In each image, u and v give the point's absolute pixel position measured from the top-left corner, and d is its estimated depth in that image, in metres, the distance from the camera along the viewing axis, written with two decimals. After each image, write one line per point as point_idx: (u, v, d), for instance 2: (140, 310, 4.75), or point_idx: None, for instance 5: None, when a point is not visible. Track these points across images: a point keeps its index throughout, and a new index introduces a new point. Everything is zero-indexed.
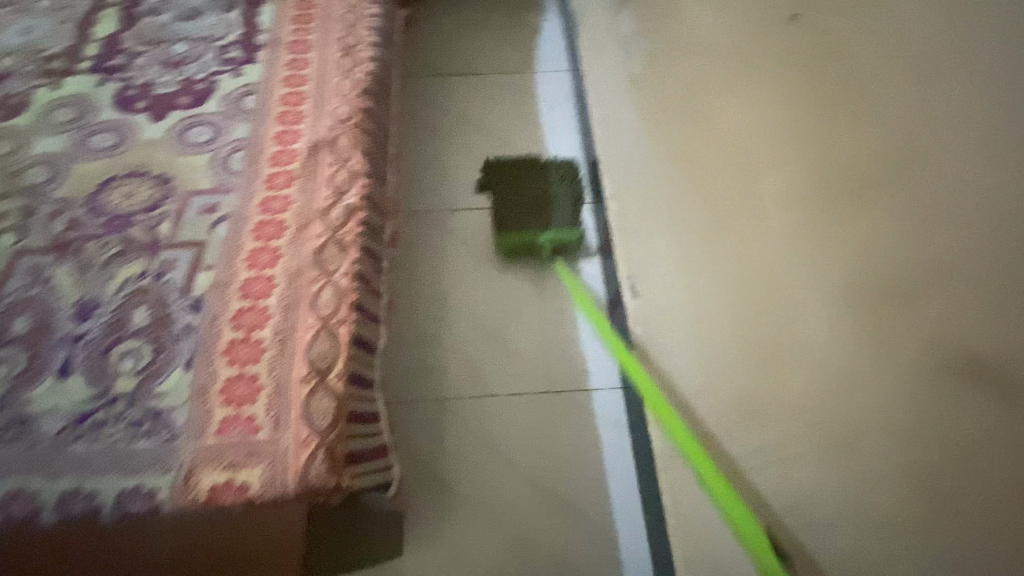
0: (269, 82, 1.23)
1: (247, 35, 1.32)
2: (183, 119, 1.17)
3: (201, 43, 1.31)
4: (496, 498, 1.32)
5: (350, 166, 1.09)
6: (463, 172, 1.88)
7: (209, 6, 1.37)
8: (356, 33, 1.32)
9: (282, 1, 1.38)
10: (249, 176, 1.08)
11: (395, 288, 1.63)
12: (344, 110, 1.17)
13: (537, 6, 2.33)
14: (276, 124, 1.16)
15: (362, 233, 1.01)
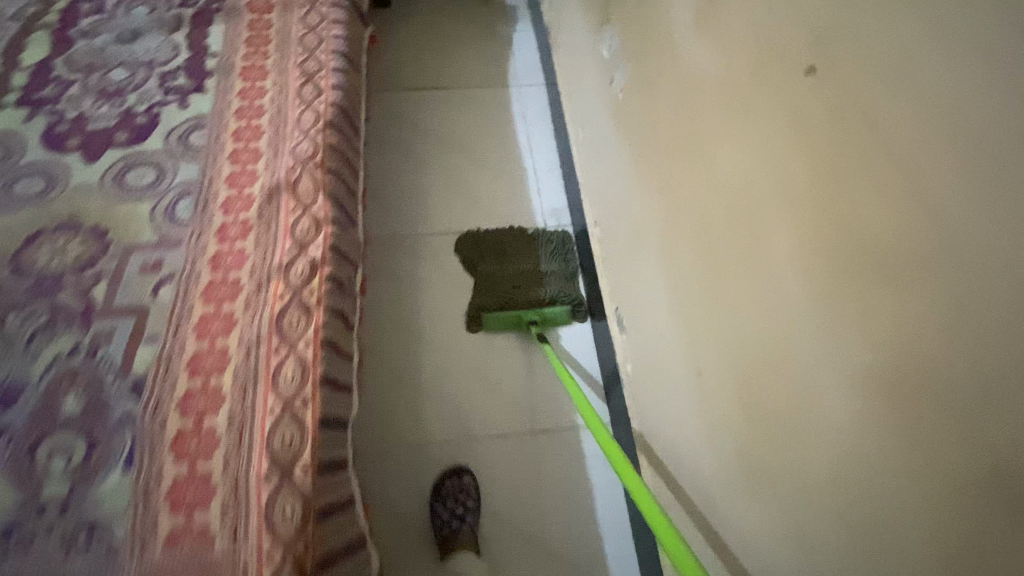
0: (220, 113, 1.11)
1: (196, 60, 1.19)
2: (121, 160, 1.03)
3: (143, 69, 1.17)
4: (482, 552, 1.26)
5: (314, 212, 0.98)
6: (438, 200, 1.80)
7: (153, 27, 1.23)
8: (317, 58, 1.21)
9: (233, 20, 1.26)
10: (198, 227, 0.95)
11: (368, 321, 1.54)
12: (306, 146, 1.05)
13: (507, 20, 2.37)
14: (229, 164, 1.04)
15: (329, 292, 0.91)
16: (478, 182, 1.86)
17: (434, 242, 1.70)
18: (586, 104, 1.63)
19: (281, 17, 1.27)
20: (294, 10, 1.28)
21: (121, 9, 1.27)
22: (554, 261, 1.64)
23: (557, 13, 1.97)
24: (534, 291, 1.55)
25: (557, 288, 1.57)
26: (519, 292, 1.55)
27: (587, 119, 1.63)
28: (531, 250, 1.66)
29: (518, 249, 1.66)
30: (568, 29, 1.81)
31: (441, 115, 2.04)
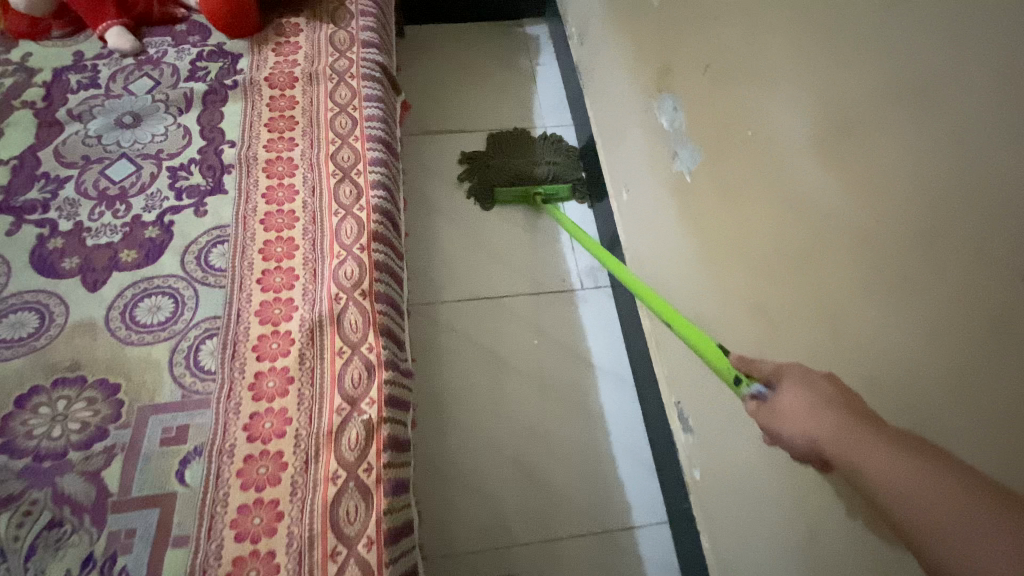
0: (245, 218, 0.95)
1: (210, 148, 1.03)
2: (131, 285, 0.88)
3: (150, 162, 1.01)
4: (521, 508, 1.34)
5: (363, 353, 0.82)
6: (466, 264, 1.69)
7: (158, 108, 1.07)
8: (352, 146, 1.06)
9: (252, 98, 1.10)
10: (227, 380, 0.79)
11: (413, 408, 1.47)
12: (350, 267, 0.89)
13: (527, 50, 2.22)
14: (260, 290, 0.88)
15: (388, 464, 0.76)
16: (506, 241, 1.73)
17: (469, 316, 1.61)
18: (631, 164, 1.49)
19: (307, 94, 1.12)
20: (320, 85, 1.13)
21: (119, 83, 1.11)
22: (551, 149, 1.88)
23: (587, 53, 1.82)
24: (534, 170, 1.80)
25: (556, 170, 1.81)
26: (525, 171, 1.79)
27: (633, 180, 1.48)
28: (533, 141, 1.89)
29: (523, 141, 1.90)
30: (604, 76, 1.65)
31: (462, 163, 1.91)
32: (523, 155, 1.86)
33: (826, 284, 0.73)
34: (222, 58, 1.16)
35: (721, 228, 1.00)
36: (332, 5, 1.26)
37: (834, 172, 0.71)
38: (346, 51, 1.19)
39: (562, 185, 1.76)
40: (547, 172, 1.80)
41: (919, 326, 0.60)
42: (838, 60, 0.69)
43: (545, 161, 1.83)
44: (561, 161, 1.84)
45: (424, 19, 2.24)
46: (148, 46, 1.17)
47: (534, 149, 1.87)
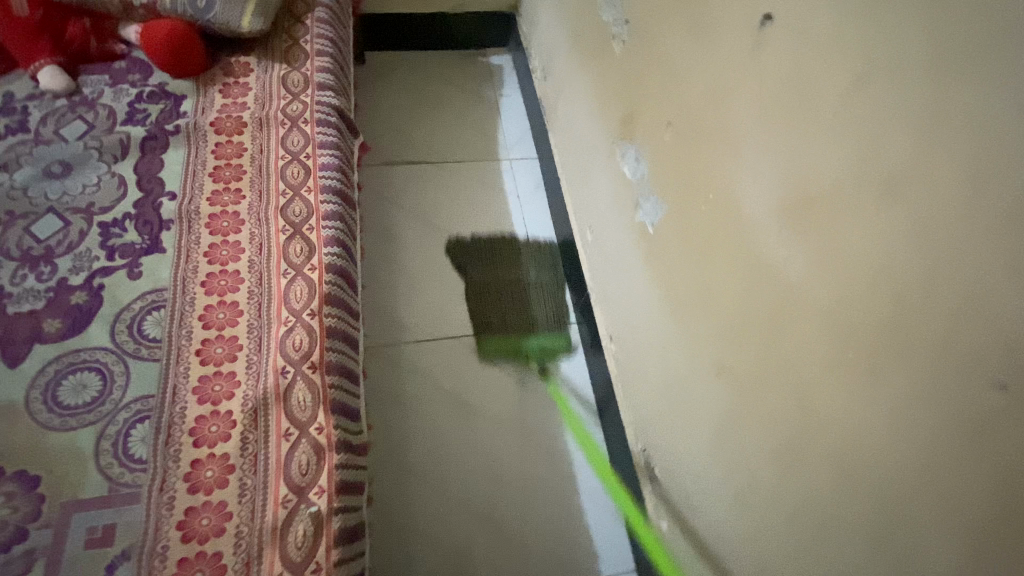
0: (184, 280, 0.88)
1: (148, 201, 0.96)
2: (54, 360, 0.79)
3: (80, 217, 0.93)
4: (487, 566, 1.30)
5: (312, 435, 0.77)
6: (432, 306, 1.65)
7: (91, 155, 0.99)
8: (304, 199, 1.00)
9: (196, 145, 1.03)
10: (161, 470, 0.73)
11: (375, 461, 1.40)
12: (298, 337, 0.83)
13: (491, 80, 2.20)
14: (199, 364, 0.81)
15: (339, 561, 0.71)
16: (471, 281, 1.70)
17: (434, 359, 1.56)
18: (595, 206, 1.48)
19: (257, 141, 1.06)
20: (271, 130, 1.07)
21: (49, 128, 1.02)
22: (542, 283, 1.71)
23: (553, 89, 1.81)
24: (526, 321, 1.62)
25: (550, 318, 1.64)
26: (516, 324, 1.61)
27: (597, 222, 1.47)
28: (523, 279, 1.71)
29: (508, 277, 1.71)
30: (569, 116, 1.65)
31: (426, 198, 1.86)
32: (515, 296, 1.67)
33: (797, 353, 0.72)
34: (164, 99, 1.09)
35: (687, 281, 0.99)
36: (285, 43, 1.20)
37: (804, 244, 0.70)
38: (300, 93, 1.13)
39: (562, 341, 1.59)
40: (541, 321, 1.63)
41: (900, 415, 0.58)
42: (804, 135, 0.69)
43: (539, 303, 1.66)
44: (555, 302, 1.67)
45: (387, 47, 2.20)
46: (83, 86, 1.09)
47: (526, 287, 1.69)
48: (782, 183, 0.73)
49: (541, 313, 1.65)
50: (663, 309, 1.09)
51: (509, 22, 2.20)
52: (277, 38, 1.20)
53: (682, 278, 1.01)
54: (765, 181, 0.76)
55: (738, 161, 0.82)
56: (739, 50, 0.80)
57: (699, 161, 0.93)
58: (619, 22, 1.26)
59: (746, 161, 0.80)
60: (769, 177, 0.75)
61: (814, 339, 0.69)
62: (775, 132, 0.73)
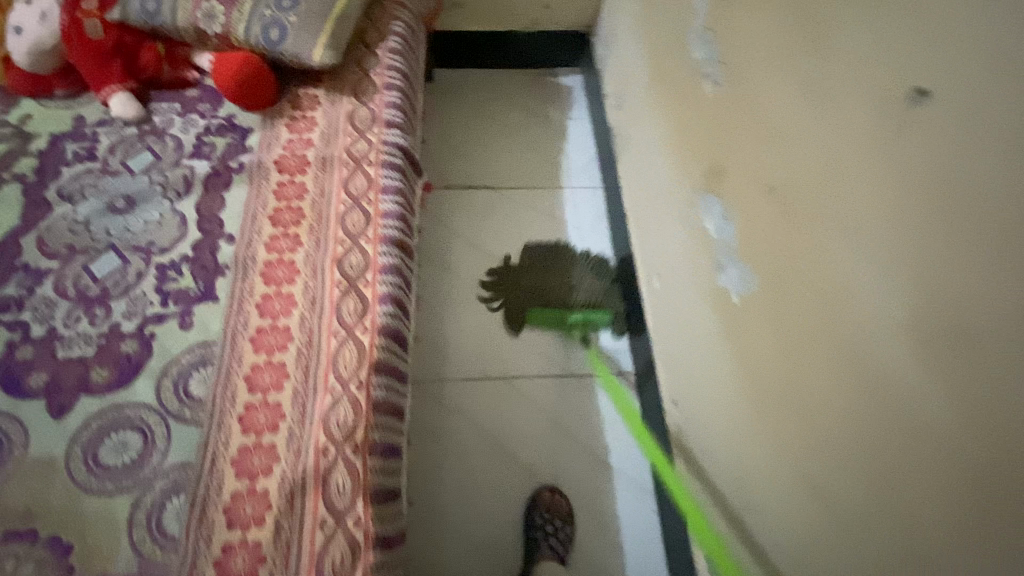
0: (233, 335, 0.84)
1: (205, 243, 0.93)
2: (98, 414, 0.77)
3: (138, 256, 0.91)
4: None
5: (348, 528, 0.70)
6: (484, 342, 1.59)
7: (154, 191, 0.97)
8: (362, 249, 0.94)
9: (258, 184, 1.00)
10: (191, 553, 0.68)
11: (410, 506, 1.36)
12: (342, 410, 0.77)
13: (560, 101, 2.11)
14: (239, 432, 0.76)
15: None
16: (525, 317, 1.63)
17: (482, 402, 1.50)
18: (667, 257, 1.36)
19: (319, 182, 1.01)
20: (334, 172, 1.03)
21: (118, 158, 1.01)
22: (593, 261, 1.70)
23: (627, 118, 1.69)
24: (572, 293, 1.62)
25: (596, 292, 1.61)
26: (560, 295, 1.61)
27: (667, 274, 1.36)
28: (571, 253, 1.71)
29: (556, 252, 1.71)
30: (643, 152, 1.54)
31: (484, 224, 1.80)
32: (561, 270, 1.67)
33: (908, 505, 0.52)
34: (230, 132, 1.06)
35: (767, 352, 0.78)
36: (355, 75, 1.16)
37: (930, 359, 0.50)
38: (366, 131, 1.08)
39: (603, 312, 1.57)
40: (585, 294, 1.61)
41: None
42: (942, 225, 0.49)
43: (582, 278, 1.65)
44: (601, 280, 1.65)
45: (457, 63, 2.14)
46: (154, 114, 1.08)
47: (573, 263, 1.68)
48: (896, 272, 0.54)
49: (586, 288, 1.63)
50: (725, 395, 0.92)
51: (583, 41, 2.10)
52: (348, 70, 1.16)
53: (749, 361, 0.84)
54: (869, 268, 0.57)
55: (829, 236, 0.64)
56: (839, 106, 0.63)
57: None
58: (711, 61, 1.13)
59: (840, 241, 0.62)
60: (875, 268, 0.57)
61: (942, 504, 0.48)
62: (885, 210, 0.55)
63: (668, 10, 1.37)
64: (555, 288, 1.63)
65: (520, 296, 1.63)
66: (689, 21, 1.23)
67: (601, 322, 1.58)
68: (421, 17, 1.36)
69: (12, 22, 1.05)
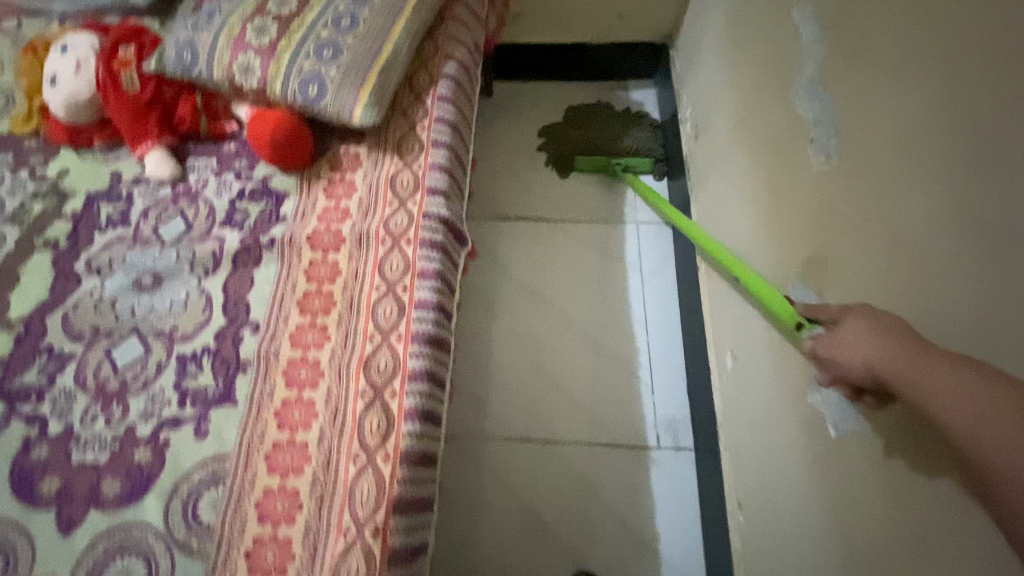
0: (248, 448, 0.77)
1: (229, 332, 0.86)
2: (105, 536, 0.72)
3: (161, 343, 0.85)
4: None
5: None
6: (529, 397, 1.48)
7: (183, 267, 0.91)
8: (392, 348, 0.83)
9: (290, 261, 0.91)
10: None
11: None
12: (355, 564, 0.68)
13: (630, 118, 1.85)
14: (246, 572, 0.70)
15: None
16: (575, 371, 1.50)
17: (523, 466, 1.40)
18: (746, 331, 1.18)
19: (354, 261, 0.91)
20: (370, 249, 0.93)
21: (150, 224, 0.96)
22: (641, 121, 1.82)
23: (705, 154, 1.49)
24: (617, 141, 1.77)
25: (641, 142, 1.77)
26: (607, 144, 1.77)
27: (743, 354, 1.18)
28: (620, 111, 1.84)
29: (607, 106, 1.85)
30: (723, 199, 1.34)
31: (535, 260, 1.66)
32: (610, 121, 1.82)
33: None
34: (265, 197, 0.98)
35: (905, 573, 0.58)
36: (401, 129, 1.04)
37: None
38: (408, 200, 0.97)
39: (645, 161, 1.73)
40: (630, 145, 1.77)
41: None
42: None
43: (629, 130, 1.79)
44: (647, 134, 1.78)
45: (516, 74, 1.94)
46: (190, 172, 1.01)
47: (621, 117, 1.82)
48: None
49: (631, 138, 1.78)
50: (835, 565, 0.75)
51: (658, 54, 1.87)
52: (392, 123, 1.05)
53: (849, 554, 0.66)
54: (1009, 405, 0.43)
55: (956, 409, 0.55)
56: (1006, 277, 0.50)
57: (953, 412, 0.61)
58: (821, 124, 0.92)
59: None
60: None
61: None
62: None
63: (762, 40, 1.16)
64: (604, 138, 1.78)
65: (571, 141, 1.80)
66: (792, 68, 1.02)
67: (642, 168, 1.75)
68: (477, 52, 1.22)
69: (49, 72, 1.02)
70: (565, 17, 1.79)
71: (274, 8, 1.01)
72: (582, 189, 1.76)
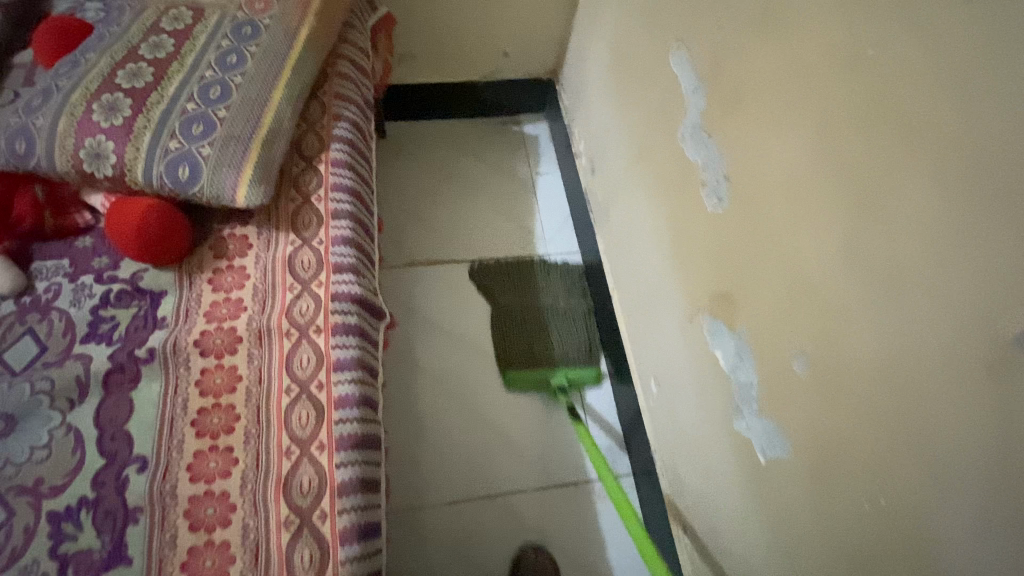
0: None
1: (109, 474, 0.72)
2: None
3: (25, 503, 0.70)
4: None
5: None
6: (466, 452, 1.42)
7: (38, 400, 0.76)
8: (314, 459, 0.75)
9: (179, 372, 0.80)
10: None
11: None
12: None
13: (529, 155, 1.89)
14: None
15: None
16: (508, 416, 1.47)
17: (467, 527, 1.34)
18: (666, 357, 1.21)
19: (257, 362, 0.82)
20: (273, 346, 0.83)
21: None
22: (570, 312, 1.59)
23: (604, 185, 1.54)
24: (553, 349, 1.52)
25: (579, 349, 1.52)
26: (541, 352, 1.51)
27: (666, 379, 1.21)
28: (550, 304, 1.59)
29: (535, 300, 1.61)
30: (628, 229, 1.38)
31: (456, 307, 1.61)
32: (537, 320, 1.57)
33: None
34: (138, 300, 0.85)
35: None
36: (293, 203, 0.96)
37: None
38: (311, 282, 0.89)
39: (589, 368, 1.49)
40: (564, 351, 1.51)
41: None
42: None
43: (560, 331, 1.54)
44: (580, 330, 1.55)
45: (411, 115, 1.90)
46: (37, 279, 0.85)
47: (547, 311, 1.58)
48: None
49: (564, 342, 1.53)
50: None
51: (546, 87, 1.91)
52: (283, 197, 0.96)
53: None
54: None
55: (886, 398, 0.64)
56: (915, 289, 0.60)
57: (867, 432, 0.67)
58: (711, 168, 0.97)
59: None
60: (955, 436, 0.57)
61: None
62: None
63: (646, 83, 1.20)
64: (537, 347, 1.52)
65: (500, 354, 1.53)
66: (677, 112, 1.08)
67: (586, 380, 1.49)
68: (370, 109, 1.16)
69: None
70: (451, 56, 1.78)
71: (125, 81, 0.88)
72: (489, 228, 1.74)
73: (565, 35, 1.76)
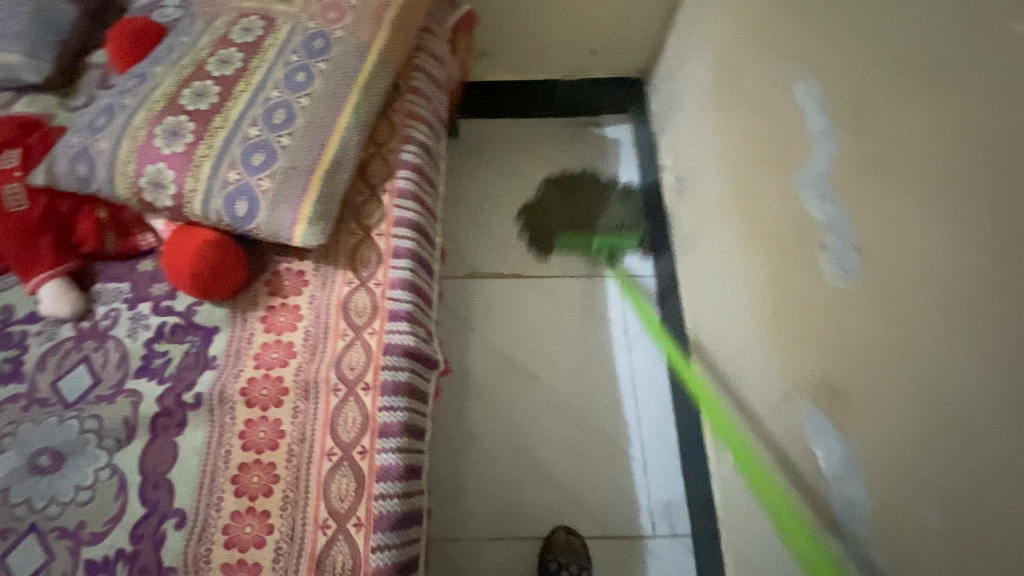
0: None
1: (147, 527, 0.71)
2: None
3: (66, 547, 0.70)
4: None
5: None
6: (512, 484, 1.35)
7: (87, 438, 0.75)
8: (350, 539, 0.70)
9: (225, 423, 0.76)
10: None
11: None
12: None
13: (608, 161, 1.73)
14: None
15: None
16: (559, 452, 1.38)
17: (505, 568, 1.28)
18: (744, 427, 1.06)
19: (302, 418, 0.77)
20: (320, 401, 0.78)
21: (46, 378, 0.79)
22: (620, 188, 1.67)
23: (693, 210, 1.36)
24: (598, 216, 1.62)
25: (623, 218, 1.61)
26: (586, 219, 1.62)
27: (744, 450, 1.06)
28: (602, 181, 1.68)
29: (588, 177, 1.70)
30: (717, 268, 1.21)
31: (514, 325, 1.52)
32: (586, 196, 1.66)
33: None
34: (191, 335, 0.83)
35: None
36: (353, 237, 0.89)
37: None
38: (363, 330, 0.82)
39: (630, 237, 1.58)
40: (608, 222, 1.61)
41: None
42: None
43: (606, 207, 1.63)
44: (627, 207, 1.63)
45: (484, 112, 1.78)
46: (98, 303, 0.84)
47: (598, 189, 1.67)
48: None
49: (609, 218, 1.62)
50: None
51: (635, 89, 1.72)
52: (343, 229, 0.90)
53: None
54: None
55: None
56: None
57: None
58: (836, 231, 0.72)
59: None
60: None
61: None
62: None
63: (759, 108, 1.02)
64: (582, 218, 1.63)
65: (548, 221, 1.64)
66: (795, 152, 0.88)
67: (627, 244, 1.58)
68: (440, 125, 1.06)
69: None
70: (533, 52, 1.64)
71: (190, 101, 0.84)
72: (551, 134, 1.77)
73: (664, 33, 1.56)
